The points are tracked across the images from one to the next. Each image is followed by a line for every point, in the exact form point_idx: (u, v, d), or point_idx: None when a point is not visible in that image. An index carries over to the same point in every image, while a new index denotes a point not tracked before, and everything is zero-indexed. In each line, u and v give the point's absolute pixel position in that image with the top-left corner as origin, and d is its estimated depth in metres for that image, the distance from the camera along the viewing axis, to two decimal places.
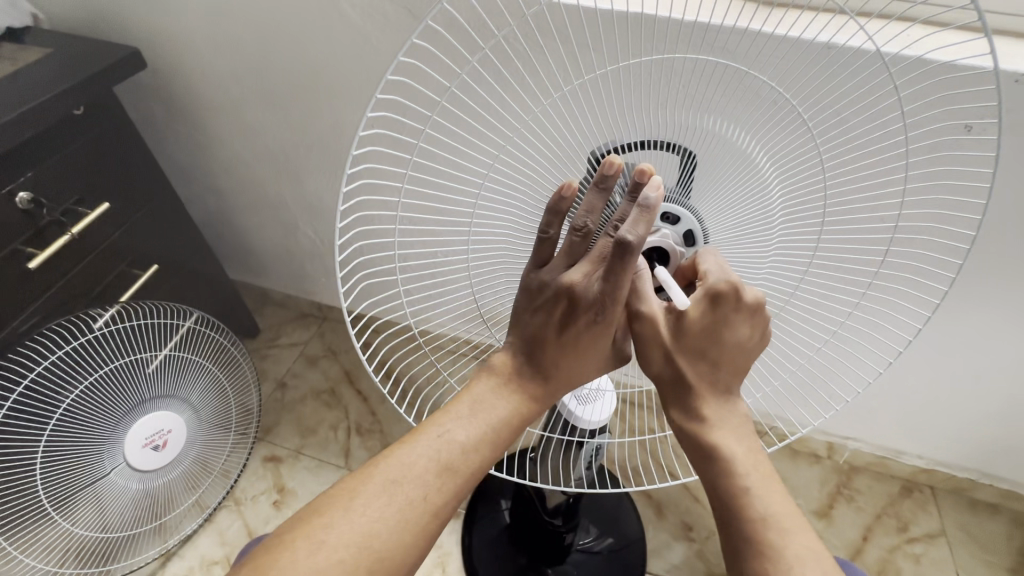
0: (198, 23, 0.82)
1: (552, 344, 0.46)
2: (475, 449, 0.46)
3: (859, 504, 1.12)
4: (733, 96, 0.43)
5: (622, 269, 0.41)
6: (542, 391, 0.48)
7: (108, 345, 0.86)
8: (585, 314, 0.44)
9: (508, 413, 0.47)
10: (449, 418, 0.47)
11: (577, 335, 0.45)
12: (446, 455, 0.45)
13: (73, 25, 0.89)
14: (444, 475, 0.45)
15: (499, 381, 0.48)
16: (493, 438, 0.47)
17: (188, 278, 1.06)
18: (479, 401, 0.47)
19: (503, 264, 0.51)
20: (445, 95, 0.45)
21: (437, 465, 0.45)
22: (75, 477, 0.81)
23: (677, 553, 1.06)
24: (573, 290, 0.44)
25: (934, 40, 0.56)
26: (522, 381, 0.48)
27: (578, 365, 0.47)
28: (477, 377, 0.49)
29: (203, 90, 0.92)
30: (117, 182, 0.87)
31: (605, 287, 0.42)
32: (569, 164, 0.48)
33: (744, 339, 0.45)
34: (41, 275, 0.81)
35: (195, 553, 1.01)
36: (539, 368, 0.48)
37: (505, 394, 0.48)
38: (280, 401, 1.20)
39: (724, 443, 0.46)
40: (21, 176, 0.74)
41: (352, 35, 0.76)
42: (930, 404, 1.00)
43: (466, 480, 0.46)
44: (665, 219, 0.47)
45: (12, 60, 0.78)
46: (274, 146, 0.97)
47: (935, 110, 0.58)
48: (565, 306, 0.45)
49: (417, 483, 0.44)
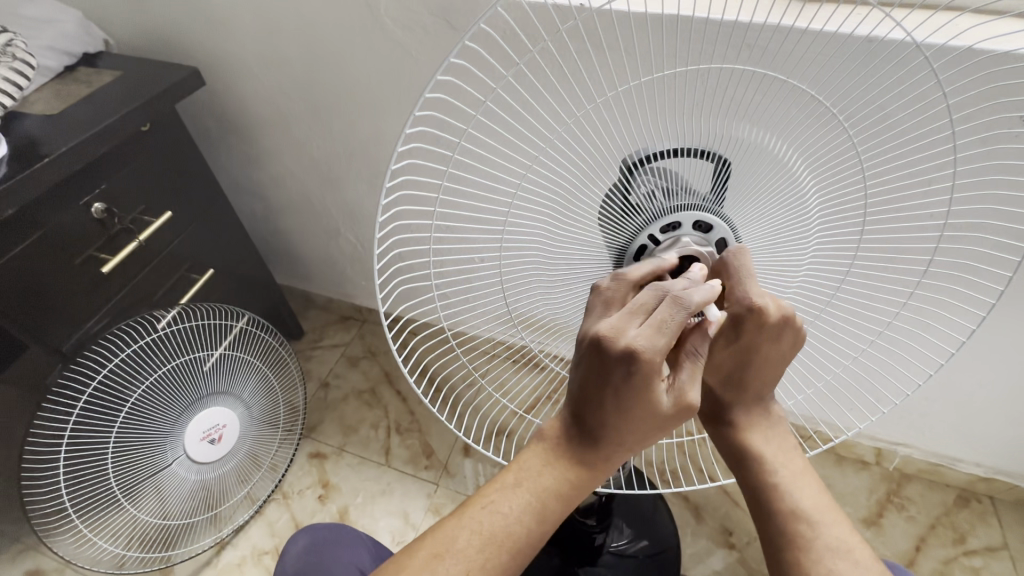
0: (250, 42, 0.88)
1: (602, 412, 0.42)
2: (521, 524, 0.44)
3: (911, 513, 1.08)
4: (771, 103, 0.41)
5: (676, 322, 0.39)
6: (591, 463, 0.44)
7: (169, 345, 0.92)
8: (620, 370, 0.39)
9: (558, 486, 0.44)
10: (495, 489, 0.45)
11: (618, 401, 0.40)
12: (491, 529, 0.44)
13: (139, 49, 0.96)
14: (490, 548, 0.43)
15: (546, 450, 0.45)
16: (540, 512, 0.44)
17: (239, 281, 1.13)
18: (526, 472, 0.45)
19: (534, 273, 0.50)
20: (493, 91, 0.41)
21: (482, 537, 0.44)
22: (141, 467, 0.88)
23: (717, 557, 1.04)
24: (605, 345, 0.40)
25: (983, 31, 0.54)
26: (570, 452, 0.45)
27: (628, 436, 0.42)
28: (526, 447, 0.46)
29: (253, 105, 0.98)
30: (179, 193, 0.94)
31: (651, 335, 0.39)
32: (599, 172, 0.46)
33: (781, 344, 0.44)
34: (112, 279, 0.88)
35: (246, 542, 1.07)
36: (585, 437, 0.44)
37: (553, 465, 0.45)
38: (324, 400, 1.25)
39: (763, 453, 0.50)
40: (97, 189, 0.81)
41: (394, 48, 0.80)
42: (986, 409, 0.95)
43: (513, 554, 0.44)
44: (695, 227, 0.45)
45: (87, 82, 0.85)
46: (319, 155, 1.02)
47: (987, 103, 0.56)
48: (599, 358, 0.40)
49: (462, 560, 0.43)
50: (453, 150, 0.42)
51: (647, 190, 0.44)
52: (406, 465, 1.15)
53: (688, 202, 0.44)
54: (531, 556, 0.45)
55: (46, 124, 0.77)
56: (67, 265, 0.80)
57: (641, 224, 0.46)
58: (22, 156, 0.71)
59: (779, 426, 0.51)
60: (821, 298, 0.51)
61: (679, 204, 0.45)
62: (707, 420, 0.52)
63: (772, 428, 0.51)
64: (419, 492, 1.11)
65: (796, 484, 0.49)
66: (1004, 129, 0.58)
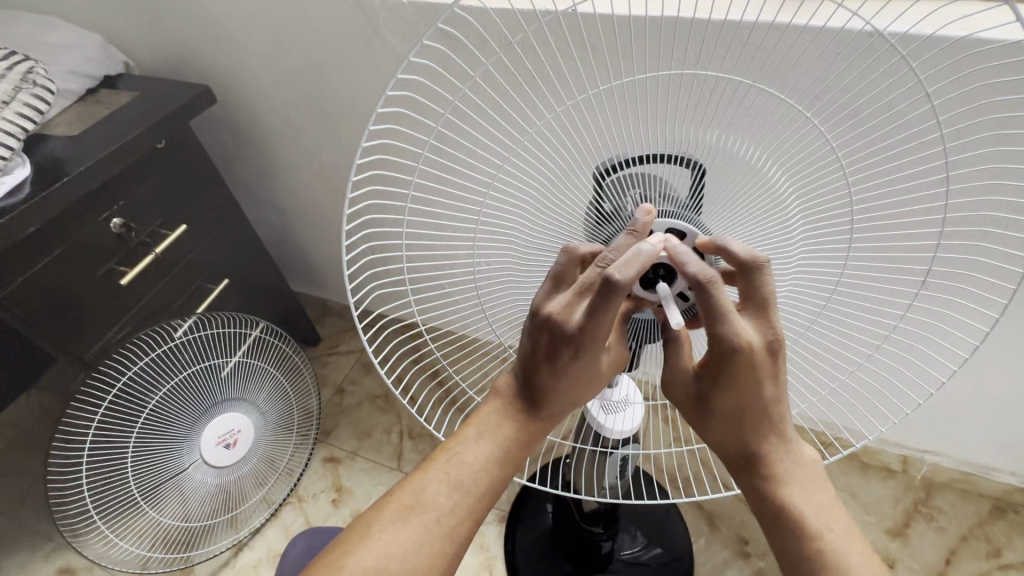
0: (258, 59, 0.91)
1: (548, 374, 0.47)
2: (483, 470, 0.49)
3: (941, 524, 1.02)
4: (736, 111, 0.42)
5: (608, 308, 0.40)
6: (541, 416, 0.50)
7: (185, 353, 0.96)
8: (567, 351, 0.45)
9: (514, 435, 0.49)
10: (457, 442, 0.50)
11: (566, 371, 0.46)
12: (457, 477, 0.48)
13: (157, 70, 1.00)
14: (456, 494, 0.48)
15: (501, 405, 0.50)
16: (500, 459, 0.49)
17: (254, 290, 1.16)
18: (485, 424, 0.50)
19: (505, 269, 0.49)
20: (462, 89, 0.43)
21: (449, 485, 0.48)
22: (159, 470, 0.92)
23: (733, 567, 1.01)
24: (556, 326, 0.44)
25: (967, 22, 0.53)
26: (522, 406, 0.50)
27: (576, 388, 0.48)
28: (483, 404, 0.51)
29: (264, 119, 1.01)
30: (193, 207, 0.97)
31: (589, 324, 0.42)
32: (569, 177, 0.46)
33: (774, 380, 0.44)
34: (131, 291, 0.92)
35: (263, 545, 1.09)
36: (537, 397, 0.49)
37: (508, 415, 0.50)
38: (339, 405, 1.27)
39: (795, 501, 0.46)
40: (115, 205, 0.85)
41: (392, 57, 0.81)
42: (1016, 414, 0.90)
43: (478, 499, 0.48)
44: (667, 235, 0.43)
45: (107, 103, 0.89)
46: (327, 164, 1.04)
47: (978, 97, 0.56)
48: (549, 338, 0.45)
49: (432, 507, 0.47)
50: (417, 154, 0.44)
51: (620, 197, 0.44)
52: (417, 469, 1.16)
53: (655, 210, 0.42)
54: (497, 498, 0.50)
55: (68, 144, 0.81)
56: (89, 278, 0.84)
57: (613, 233, 0.45)
58: (46, 175, 0.75)
59: (816, 473, 0.47)
60: (812, 309, 0.49)
61: (653, 211, 0.44)
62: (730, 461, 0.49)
63: (797, 467, 0.47)
64: None
65: (833, 526, 0.46)
66: (992, 112, 0.57)
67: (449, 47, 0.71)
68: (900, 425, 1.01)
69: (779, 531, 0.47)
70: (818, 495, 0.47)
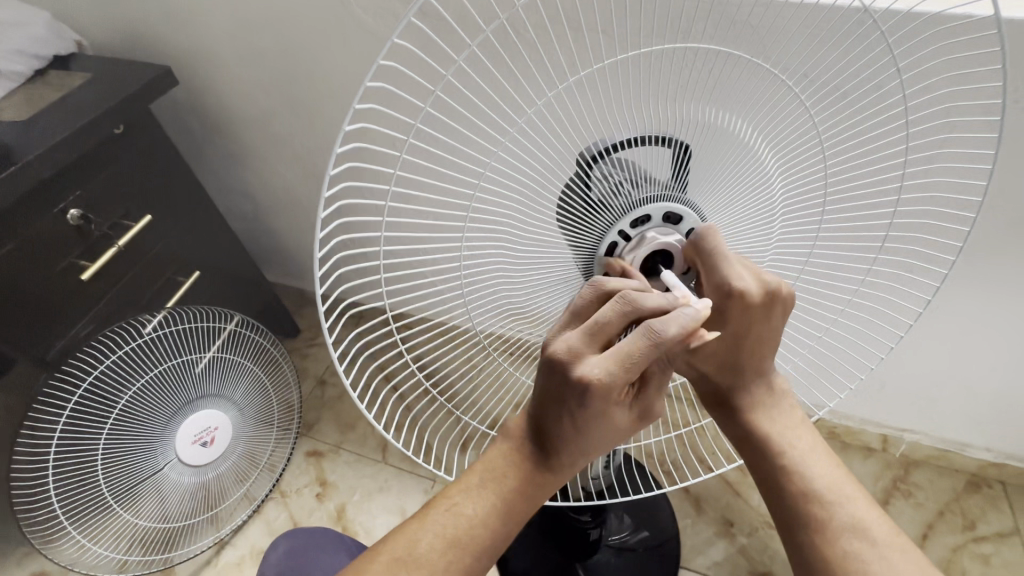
0: (222, 38, 0.85)
1: (560, 424, 0.41)
2: (484, 525, 0.43)
3: (918, 500, 1.05)
4: (733, 84, 0.40)
5: (642, 359, 0.37)
6: (550, 468, 0.44)
7: (156, 349, 0.92)
8: (574, 400, 0.39)
9: (521, 486, 0.44)
10: (458, 491, 0.45)
11: (577, 422, 0.41)
12: (454, 532, 0.43)
13: (112, 49, 0.94)
14: (451, 554, 0.43)
15: (511, 452, 0.45)
16: (503, 513, 0.44)
17: (227, 282, 1.12)
18: (489, 473, 0.44)
19: (505, 268, 0.45)
20: (443, 77, 0.36)
21: (444, 541, 0.43)
22: (133, 470, 0.89)
23: (719, 550, 1.02)
24: (565, 369, 0.39)
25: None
26: (532, 457, 0.44)
27: (587, 440, 0.42)
28: (490, 446, 0.46)
29: (232, 103, 0.96)
30: (159, 196, 0.92)
31: (608, 372, 0.38)
32: (559, 167, 0.42)
33: (767, 340, 0.47)
34: (95, 284, 0.87)
35: (246, 542, 1.07)
36: (547, 447, 0.43)
37: (514, 464, 0.44)
38: (320, 398, 1.25)
39: (761, 423, 0.51)
40: (73, 194, 0.80)
41: (366, 37, 0.77)
42: (992, 393, 0.92)
43: (475, 558, 0.44)
44: (665, 219, 0.44)
45: (60, 85, 0.84)
46: (301, 151, 0.99)
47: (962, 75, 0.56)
48: (557, 385, 0.39)
49: (426, 565, 0.43)
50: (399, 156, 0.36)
51: (611, 183, 0.42)
52: (402, 461, 1.15)
53: (647, 194, 0.43)
54: (498, 554, 0.45)
55: (15, 130, 0.75)
56: (47, 272, 0.79)
57: (611, 221, 0.44)
58: None
59: (784, 399, 0.52)
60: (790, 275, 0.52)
61: (651, 195, 0.43)
62: (711, 400, 0.53)
63: (777, 408, 0.52)
64: (417, 488, 1.11)
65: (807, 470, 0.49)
66: (976, 87, 0.56)
67: (425, 26, 0.67)
68: (881, 404, 1.03)
69: (748, 448, 0.52)
70: (783, 418, 0.51)
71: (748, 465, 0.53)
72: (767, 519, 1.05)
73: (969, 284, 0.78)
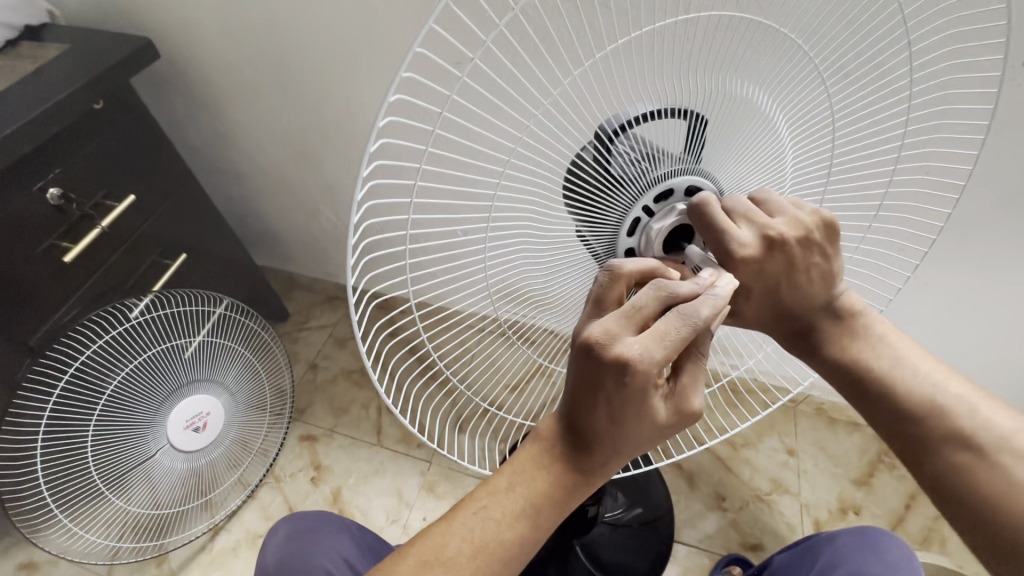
0: (207, 8, 0.81)
1: (596, 416, 0.39)
2: (512, 529, 0.42)
3: (901, 472, 1.08)
4: (748, 51, 0.39)
5: (676, 338, 0.36)
6: (585, 468, 0.42)
7: (144, 333, 0.89)
8: (611, 382, 0.38)
9: (552, 489, 0.42)
10: (486, 492, 0.43)
11: (616, 412, 0.39)
12: (481, 536, 0.42)
13: (87, 19, 0.89)
14: (479, 557, 0.42)
15: (540, 452, 0.43)
16: (531, 516, 0.42)
17: (214, 265, 1.09)
18: (518, 473, 0.43)
19: (525, 251, 0.44)
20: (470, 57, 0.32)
21: (471, 546, 0.42)
22: (124, 458, 0.87)
23: (711, 523, 1.05)
24: (599, 352, 0.37)
25: None
26: (565, 458, 0.42)
27: (627, 436, 0.40)
28: (521, 445, 0.44)
29: (217, 77, 0.92)
30: (143, 174, 0.89)
31: (643, 351, 0.37)
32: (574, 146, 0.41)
33: (817, 267, 0.45)
34: (79, 266, 0.84)
35: (241, 527, 1.06)
36: (583, 445, 0.41)
37: (546, 464, 0.42)
38: (313, 381, 1.23)
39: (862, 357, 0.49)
40: (53, 172, 0.76)
41: (361, 10, 0.74)
42: (972, 366, 0.96)
43: (503, 561, 0.42)
44: (686, 192, 0.43)
45: (32, 57, 0.79)
46: (291, 130, 0.97)
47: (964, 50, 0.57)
48: (590, 370, 0.38)
49: (451, 567, 0.42)
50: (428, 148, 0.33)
51: (632, 158, 0.40)
52: (398, 444, 1.14)
53: (668, 169, 0.42)
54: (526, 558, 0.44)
55: None
56: (28, 254, 0.76)
57: (635, 195, 0.42)
58: None
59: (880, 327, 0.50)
60: None
61: (674, 167, 0.42)
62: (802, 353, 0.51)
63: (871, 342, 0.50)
64: (413, 471, 1.11)
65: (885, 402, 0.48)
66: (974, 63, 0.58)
67: None
68: None
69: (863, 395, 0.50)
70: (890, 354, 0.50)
71: (863, 408, 0.51)
72: (757, 493, 1.07)
73: (957, 257, 0.80)
